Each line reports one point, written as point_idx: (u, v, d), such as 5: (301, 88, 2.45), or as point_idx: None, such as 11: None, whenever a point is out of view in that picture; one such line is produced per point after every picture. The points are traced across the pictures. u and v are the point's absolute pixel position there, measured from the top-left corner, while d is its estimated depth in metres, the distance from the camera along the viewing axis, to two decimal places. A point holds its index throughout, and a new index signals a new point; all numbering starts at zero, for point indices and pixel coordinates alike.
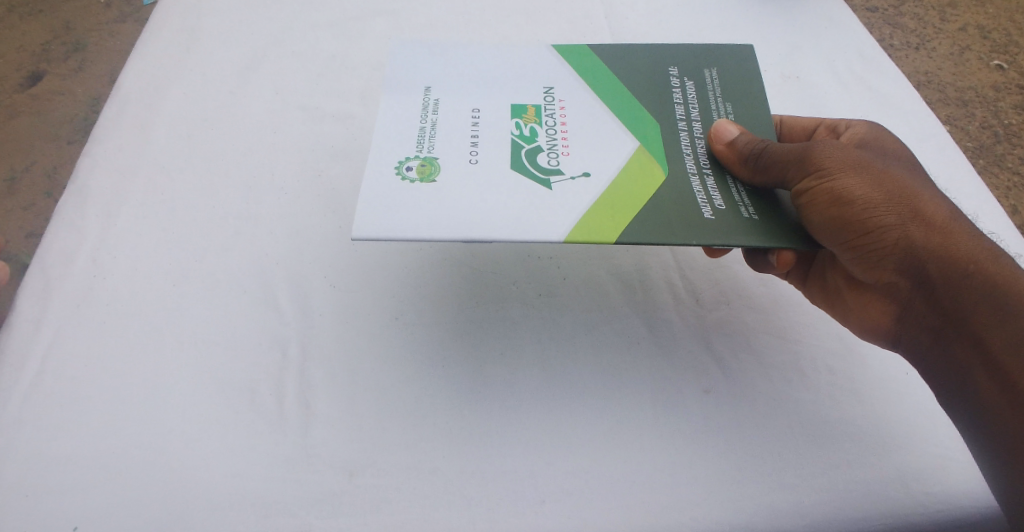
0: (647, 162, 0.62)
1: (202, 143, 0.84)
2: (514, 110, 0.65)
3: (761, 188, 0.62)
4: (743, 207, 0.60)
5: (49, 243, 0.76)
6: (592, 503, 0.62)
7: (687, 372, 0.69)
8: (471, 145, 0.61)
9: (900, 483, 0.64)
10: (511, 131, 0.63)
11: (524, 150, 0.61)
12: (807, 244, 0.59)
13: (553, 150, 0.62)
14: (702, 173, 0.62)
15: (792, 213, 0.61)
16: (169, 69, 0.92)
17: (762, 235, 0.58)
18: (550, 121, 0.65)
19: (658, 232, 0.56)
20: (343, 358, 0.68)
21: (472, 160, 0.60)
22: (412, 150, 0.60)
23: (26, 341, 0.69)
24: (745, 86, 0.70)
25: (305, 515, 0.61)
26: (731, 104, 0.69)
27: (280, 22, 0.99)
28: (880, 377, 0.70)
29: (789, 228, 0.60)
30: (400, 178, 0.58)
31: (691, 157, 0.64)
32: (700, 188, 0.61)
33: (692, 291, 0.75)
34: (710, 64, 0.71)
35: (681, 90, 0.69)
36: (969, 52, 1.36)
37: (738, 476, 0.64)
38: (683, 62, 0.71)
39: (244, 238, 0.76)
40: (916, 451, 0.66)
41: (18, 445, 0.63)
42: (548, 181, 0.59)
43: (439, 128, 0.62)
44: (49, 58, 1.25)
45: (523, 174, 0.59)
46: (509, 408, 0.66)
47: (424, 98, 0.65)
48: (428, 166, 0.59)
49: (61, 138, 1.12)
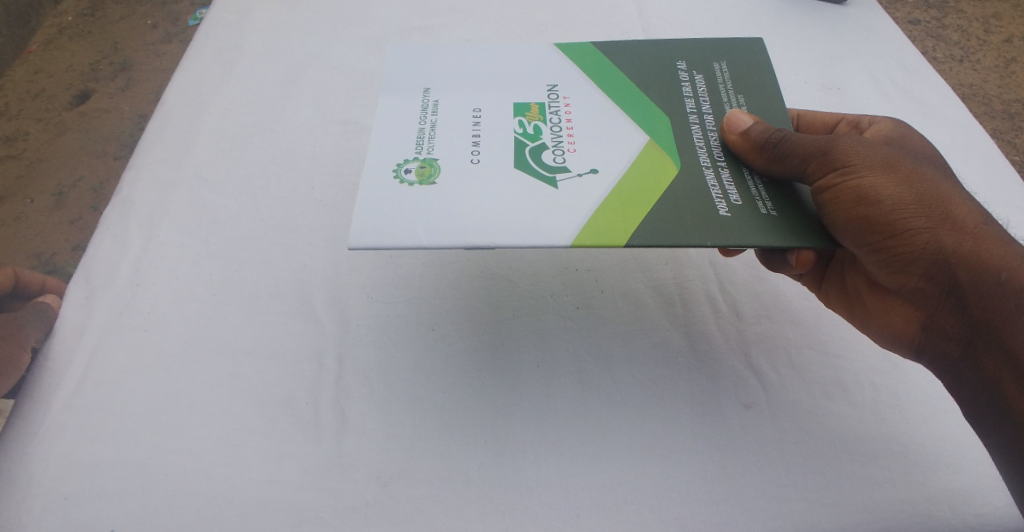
0: (656, 158, 0.60)
1: (241, 156, 0.86)
2: (516, 109, 0.63)
3: (778, 181, 0.60)
4: (761, 202, 0.57)
5: (94, 253, 0.78)
6: (628, 520, 0.60)
7: (726, 386, 0.67)
8: (472, 144, 0.60)
9: (956, 506, 0.61)
10: (513, 130, 0.61)
11: (528, 149, 0.59)
12: (828, 244, 0.57)
13: (557, 148, 0.59)
14: (717, 166, 0.60)
15: (811, 209, 0.59)
16: (211, 85, 0.95)
17: (781, 233, 0.55)
18: (555, 118, 0.62)
19: (670, 231, 0.54)
20: (376, 367, 0.68)
21: (474, 159, 0.58)
22: (411, 152, 0.59)
23: (69, 348, 0.71)
24: (757, 79, 0.67)
25: (337, 524, 0.60)
26: (744, 96, 0.66)
27: (319, 38, 1.01)
28: (931, 394, 0.67)
29: (808, 224, 0.57)
30: (398, 180, 0.57)
31: (704, 150, 0.61)
32: (715, 183, 0.58)
33: (732, 305, 0.73)
34: (720, 57, 0.69)
35: (690, 83, 0.67)
36: (1016, 64, 1.32)
37: (782, 494, 0.61)
38: (692, 55, 0.69)
39: (281, 249, 0.77)
40: (971, 472, 0.63)
41: (58, 449, 0.64)
42: (553, 180, 0.57)
43: (439, 129, 0.61)
44: (97, 77, 1.30)
45: (527, 173, 0.57)
46: (542, 419, 0.65)
47: (423, 99, 0.64)
48: (428, 167, 0.58)
49: (107, 154, 1.15)
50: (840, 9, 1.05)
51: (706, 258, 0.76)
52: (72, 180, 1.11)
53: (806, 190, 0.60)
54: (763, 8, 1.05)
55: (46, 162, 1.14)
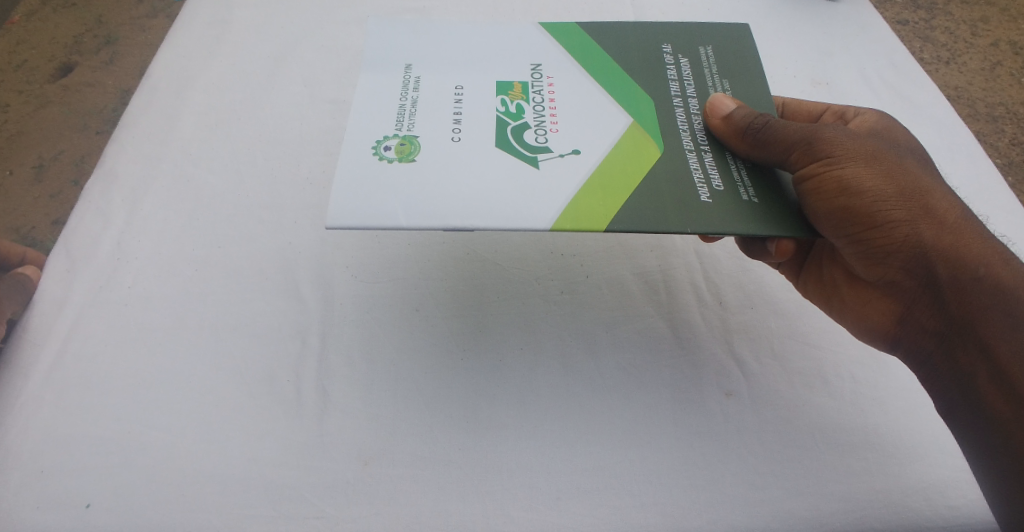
0: (640, 139, 0.60)
1: (228, 132, 0.85)
2: (498, 87, 0.63)
3: (760, 168, 0.60)
4: (742, 188, 0.58)
5: (76, 226, 0.77)
6: (608, 504, 0.61)
7: (708, 374, 0.68)
8: (453, 122, 0.59)
9: (926, 497, 0.63)
10: (496, 108, 0.61)
11: (510, 128, 0.59)
12: (807, 232, 0.57)
13: (540, 127, 0.60)
14: (699, 150, 0.60)
15: (791, 196, 0.59)
16: (198, 60, 0.93)
17: (761, 220, 0.56)
18: (538, 98, 0.62)
19: (650, 216, 0.55)
20: (361, 347, 0.68)
21: (454, 137, 0.58)
22: (391, 128, 0.59)
23: (49, 320, 0.70)
24: (741, 64, 0.68)
25: (319, 502, 0.60)
26: (728, 82, 0.66)
27: (310, 17, 1.00)
28: (908, 386, 0.68)
29: (788, 212, 0.58)
30: (377, 157, 0.56)
31: (687, 133, 0.61)
32: (697, 167, 0.59)
33: (716, 294, 0.73)
34: (705, 41, 0.69)
35: (675, 67, 0.67)
36: (1001, 67, 1.33)
37: (759, 481, 0.62)
38: (677, 39, 0.69)
39: (267, 228, 0.76)
40: (942, 463, 0.64)
41: (35, 422, 0.63)
42: (535, 160, 0.57)
43: (420, 106, 0.61)
44: (81, 50, 1.27)
45: (509, 152, 0.57)
46: (525, 403, 0.65)
47: (404, 75, 0.63)
48: (408, 144, 0.58)
49: (89, 128, 1.13)
50: (833, 6, 1.06)
51: (691, 246, 0.77)
52: (53, 153, 1.09)
53: (787, 177, 0.60)
54: (757, 2, 1.05)
55: (27, 135, 1.12)
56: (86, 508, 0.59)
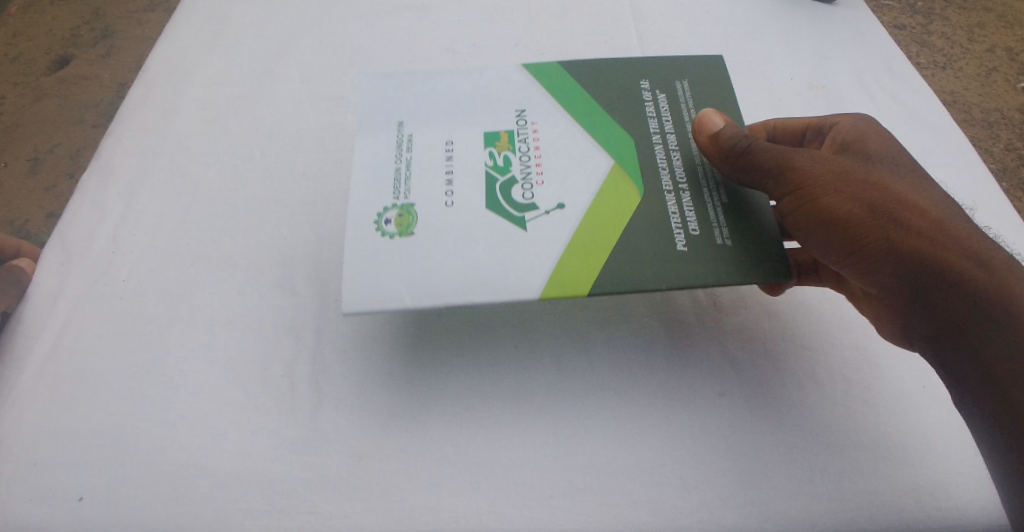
0: (623, 184, 0.64)
1: (225, 127, 0.85)
2: (486, 139, 0.67)
3: (738, 202, 0.63)
4: (718, 229, 0.61)
5: (72, 218, 0.77)
6: (600, 503, 0.61)
7: (702, 373, 0.68)
8: (446, 181, 0.63)
9: (917, 500, 0.63)
10: (484, 163, 0.65)
11: (499, 185, 0.63)
12: (781, 264, 0.60)
13: (527, 182, 0.63)
14: (678, 190, 0.63)
15: (769, 225, 0.62)
16: (196, 54, 0.93)
17: (736, 266, 0.59)
18: (523, 146, 0.66)
19: (627, 253, 0.59)
20: (355, 342, 0.68)
21: (448, 199, 0.62)
22: (390, 199, 0.62)
23: (44, 313, 0.70)
24: (716, 95, 0.70)
25: (313, 498, 0.60)
26: (704, 114, 0.69)
27: (308, 12, 1.00)
28: (900, 388, 0.68)
29: (764, 246, 0.61)
30: (378, 232, 0.60)
31: (667, 173, 0.64)
32: (676, 210, 0.62)
33: (710, 293, 0.73)
34: (681, 71, 0.72)
35: (653, 102, 0.70)
36: (996, 73, 1.34)
37: (749, 481, 0.63)
38: (655, 71, 0.72)
39: (263, 223, 0.76)
40: (935, 465, 0.64)
41: (28, 415, 0.63)
42: (523, 220, 0.61)
43: (414, 166, 0.64)
44: (77, 43, 1.27)
45: (499, 213, 0.61)
46: (519, 402, 0.65)
47: (397, 133, 0.67)
48: (406, 216, 0.61)
49: (84, 121, 1.14)
50: (830, 9, 1.07)
51: None
52: (49, 146, 1.10)
53: (765, 208, 0.63)
54: (754, 5, 1.06)
55: (24, 128, 1.13)
56: (80, 501, 0.59)
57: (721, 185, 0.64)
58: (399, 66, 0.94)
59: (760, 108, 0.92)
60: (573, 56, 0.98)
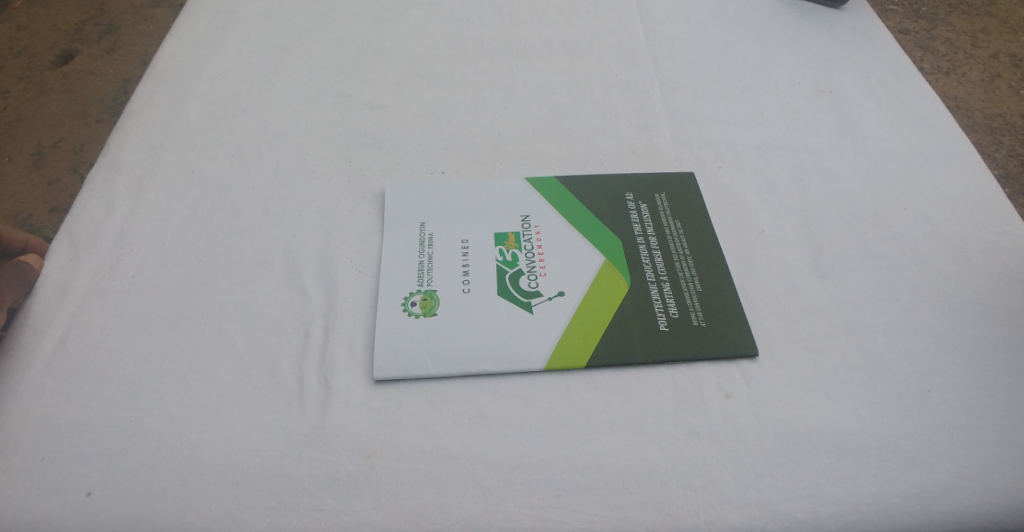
0: (612, 279, 0.72)
1: (233, 123, 0.85)
2: (496, 238, 0.74)
3: (710, 294, 0.72)
4: (693, 312, 0.71)
5: (79, 212, 0.76)
6: (607, 502, 0.60)
7: (709, 374, 0.68)
8: (462, 275, 0.71)
9: (936, 502, 0.61)
10: (495, 258, 0.73)
11: (508, 276, 0.71)
12: (747, 344, 0.69)
13: (532, 272, 0.72)
14: (660, 280, 0.73)
15: (738, 316, 0.71)
16: (204, 49, 0.93)
17: (709, 345, 0.69)
18: (528, 246, 0.74)
19: (615, 317, 0.70)
20: (364, 340, 0.68)
21: (464, 288, 0.70)
22: (415, 284, 0.71)
23: (51, 307, 0.69)
24: (691, 207, 0.80)
25: (318, 493, 0.59)
26: (680, 220, 0.78)
27: (317, 11, 1.01)
28: (912, 388, 0.67)
29: (733, 329, 0.70)
30: (406, 312, 0.69)
31: (650, 266, 0.74)
32: (657, 297, 0.71)
33: (716, 292, 0.72)
34: (660, 190, 0.81)
35: (637, 212, 0.78)
36: (1000, 79, 1.34)
37: (760, 481, 0.61)
38: (637, 188, 0.81)
39: (271, 219, 0.77)
40: (952, 466, 0.62)
41: (35, 409, 0.63)
42: (529, 304, 0.70)
43: (435, 261, 0.72)
44: (82, 37, 1.28)
45: (508, 299, 0.70)
46: (526, 400, 0.65)
47: (420, 233, 0.75)
48: (429, 299, 0.70)
49: (89, 116, 1.14)
50: (834, 13, 1.07)
51: (691, 244, 0.76)
52: (52, 141, 1.10)
53: (732, 287, 0.73)
54: (758, 11, 1.07)
55: (27, 122, 1.13)
56: (85, 496, 0.58)
57: (694, 274, 0.74)
58: (407, 63, 0.94)
59: (767, 110, 0.92)
60: (581, 54, 0.98)
